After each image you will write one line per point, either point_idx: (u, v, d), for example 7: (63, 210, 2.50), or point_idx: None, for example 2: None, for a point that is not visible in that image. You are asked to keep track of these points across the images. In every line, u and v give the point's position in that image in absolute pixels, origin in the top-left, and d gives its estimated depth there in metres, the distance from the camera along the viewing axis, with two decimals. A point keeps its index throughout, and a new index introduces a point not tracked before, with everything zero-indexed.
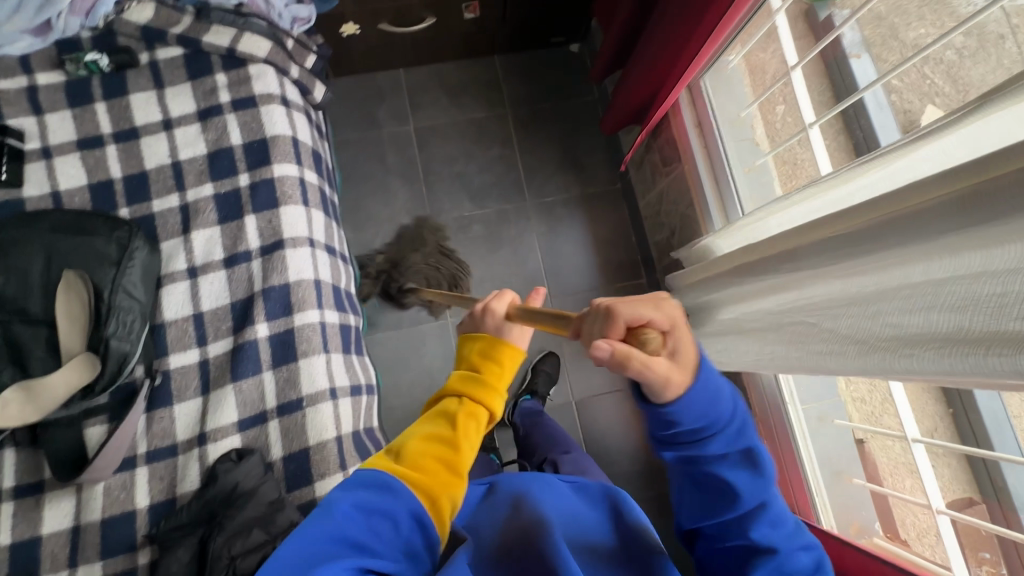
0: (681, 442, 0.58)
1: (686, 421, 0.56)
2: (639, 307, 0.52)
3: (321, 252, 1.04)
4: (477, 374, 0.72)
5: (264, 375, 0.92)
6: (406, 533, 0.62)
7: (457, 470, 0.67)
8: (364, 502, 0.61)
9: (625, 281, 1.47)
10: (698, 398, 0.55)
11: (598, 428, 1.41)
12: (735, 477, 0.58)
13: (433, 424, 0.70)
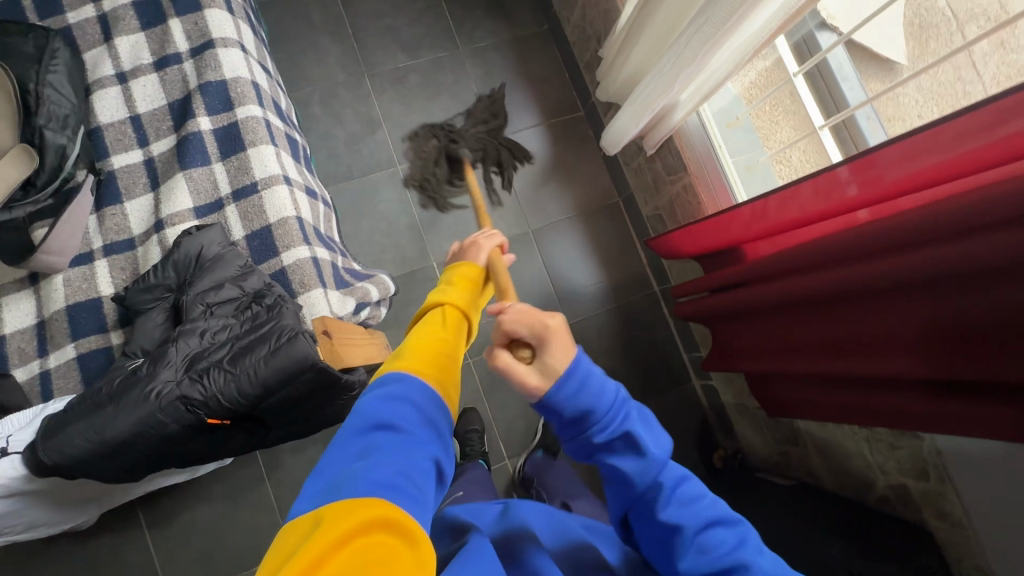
0: (571, 432, 0.54)
1: (567, 419, 0.53)
2: (525, 315, 0.53)
3: (254, 61, 1.02)
4: (454, 286, 0.68)
5: (214, 166, 0.93)
6: (429, 418, 0.51)
7: (456, 364, 0.60)
8: (386, 392, 0.51)
9: (563, 115, 1.53)
10: (569, 400, 0.52)
11: (558, 254, 1.47)
12: (624, 463, 0.54)
13: (425, 322, 0.63)
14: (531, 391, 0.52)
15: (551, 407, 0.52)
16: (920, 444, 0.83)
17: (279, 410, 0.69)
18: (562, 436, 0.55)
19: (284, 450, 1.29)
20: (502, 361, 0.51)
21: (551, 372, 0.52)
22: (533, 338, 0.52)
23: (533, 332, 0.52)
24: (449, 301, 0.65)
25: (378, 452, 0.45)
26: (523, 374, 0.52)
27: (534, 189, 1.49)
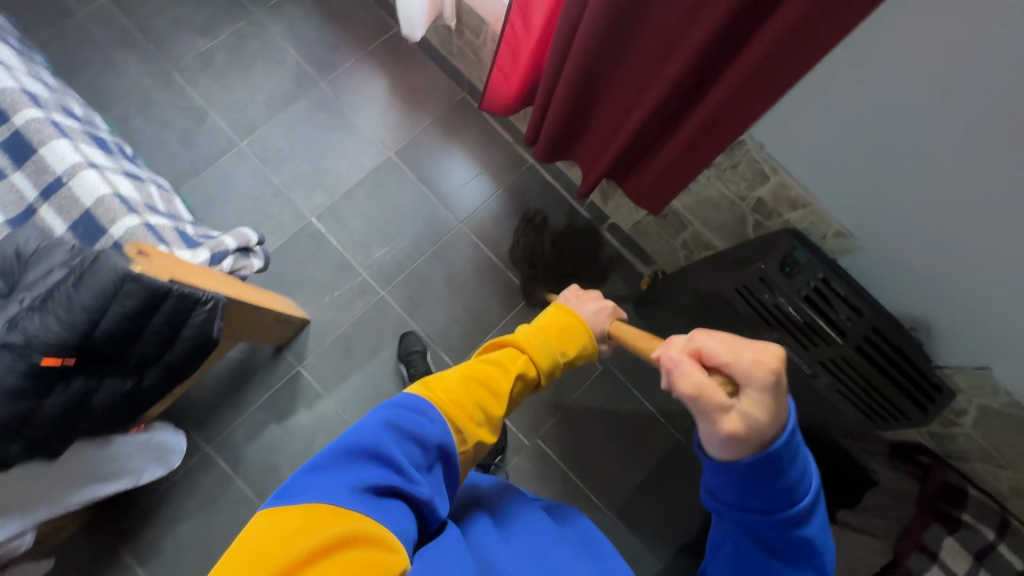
0: (749, 508, 0.51)
1: (752, 484, 0.50)
2: (732, 343, 0.47)
3: (21, 73, 0.98)
4: (547, 336, 0.71)
5: (12, 177, 0.91)
6: (429, 458, 0.61)
7: (493, 419, 0.67)
8: (393, 421, 0.60)
9: (380, 37, 1.53)
10: (752, 469, 0.49)
11: (427, 166, 1.48)
12: (781, 565, 0.53)
13: (487, 365, 0.68)
14: (714, 433, 0.48)
15: (746, 465, 0.48)
16: (746, 146, 0.90)
17: (128, 338, 0.69)
18: (720, 490, 0.53)
19: (241, 443, 1.29)
20: (687, 372, 0.47)
21: (749, 416, 0.47)
22: (734, 375, 0.47)
23: (742, 377, 0.47)
24: (531, 353, 0.70)
25: (364, 475, 0.55)
26: (716, 413, 0.47)
27: (381, 115, 1.49)
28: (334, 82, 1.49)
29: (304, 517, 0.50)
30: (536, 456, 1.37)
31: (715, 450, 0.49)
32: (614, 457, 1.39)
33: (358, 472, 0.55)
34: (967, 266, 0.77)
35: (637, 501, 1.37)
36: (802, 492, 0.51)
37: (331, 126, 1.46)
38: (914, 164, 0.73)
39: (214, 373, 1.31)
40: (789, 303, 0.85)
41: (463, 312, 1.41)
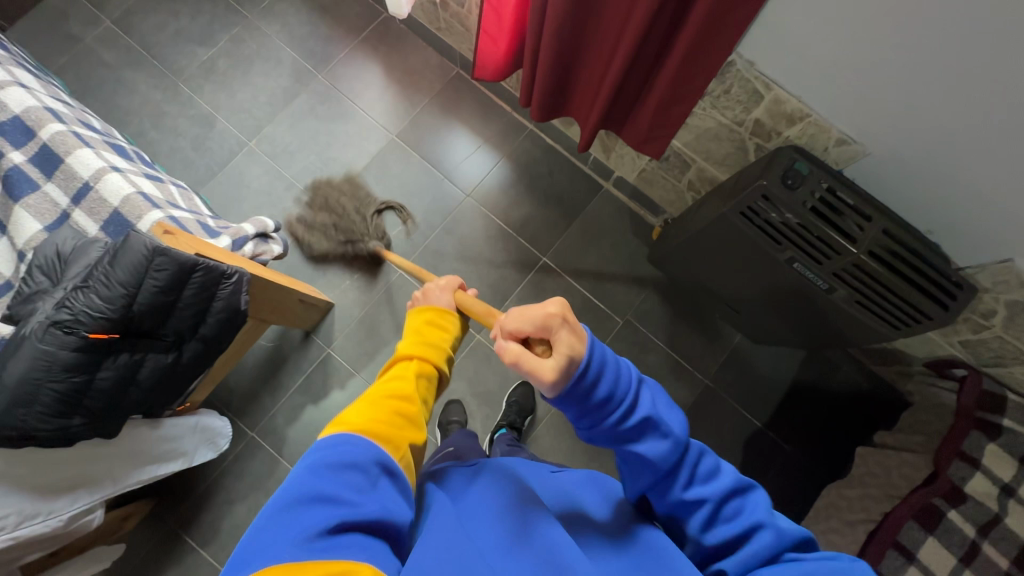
0: (594, 423, 0.56)
1: (587, 404, 0.55)
2: (522, 312, 0.57)
3: (40, 92, 1.04)
4: (423, 337, 0.71)
5: (45, 188, 0.97)
6: (377, 479, 0.55)
7: (416, 419, 0.65)
8: (320, 462, 0.54)
9: (369, 24, 1.56)
10: (578, 387, 0.54)
11: (428, 144, 1.51)
12: (639, 447, 0.55)
13: (391, 381, 0.66)
14: (539, 379, 0.54)
15: (571, 394, 0.55)
16: (735, 67, 0.90)
17: (163, 312, 0.74)
18: (579, 422, 0.57)
19: (283, 426, 1.35)
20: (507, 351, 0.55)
21: (563, 348, 0.55)
22: (538, 330, 0.56)
23: (541, 327, 0.56)
24: (420, 353, 0.69)
25: (307, 520, 0.48)
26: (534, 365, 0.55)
27: (379, 100, 1.52)
28: (330, 74, 1.53)
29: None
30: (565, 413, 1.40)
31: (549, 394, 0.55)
32: None
33: (301, 519, 0.48)
34: (974, 153, 0.75)
35: None
36: (622, 378, 0.56)
37: (333, 116, 1.51)
38: (906, 55, 0.71)
39: (250, 363, 1.37)
40: (796, 217, 0.85)
41: (478, 282, 1.44)
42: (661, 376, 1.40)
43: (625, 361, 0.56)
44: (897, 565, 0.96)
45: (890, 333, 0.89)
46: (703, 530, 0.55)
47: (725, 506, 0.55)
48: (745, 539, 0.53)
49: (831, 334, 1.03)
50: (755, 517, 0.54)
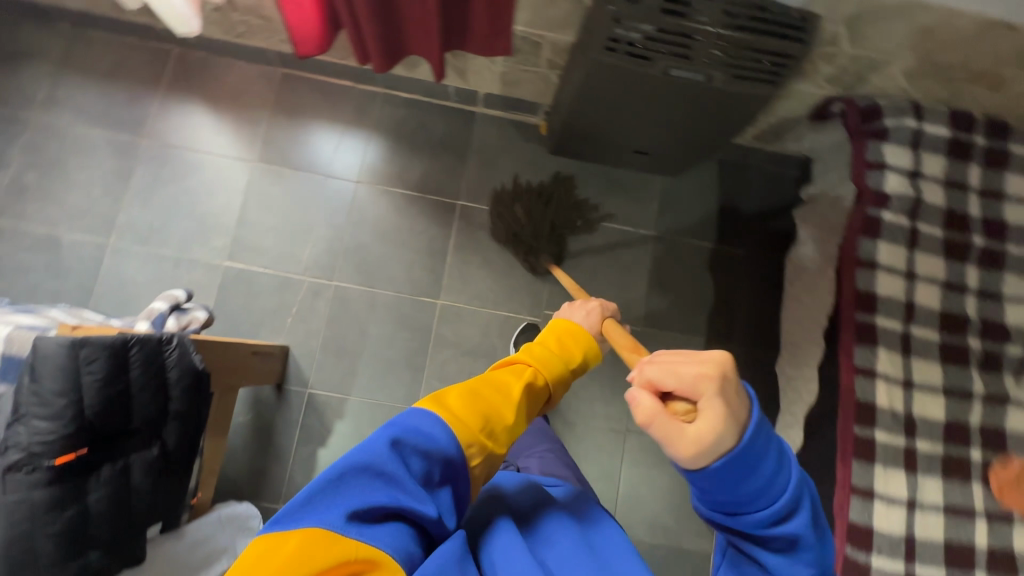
0: (732, 512, 0.57)
1: (731, 486, 0.55)
2: (672, 367, 0.55)
3: None
4: (549, 349, 0.72)
5: None
6: (434, 478, 0.58)
7: (503, 434, 0.63)
8: (401, 436, 0.57)
9: (165, 65, 1.42)
10: (732, 473, 0.54)
11: (291, 151, 1.43)
12: (771, 559, 0.58)
13: (500, 377, 0.66)
14: (678, 447, 0.53)
15: (716, 468, 0.54)
16: None
17: (120, 406, 0.67)
18: (700, 494, 0.58)
19: (305, 482, 1.29)
20: (649, 411, 0.53)
21: (715, 417, 0.53)
22: (684, 391, 0.54)
23: (691, 387, 0.54)
24: (538, 362, 0.69)
25: (368, 496, 0.53)
26: (676, 429, 0.52)
27: (218, 134, 1.42)
28: (154, 134, 1.40)
29: (302, 543, 0.48)
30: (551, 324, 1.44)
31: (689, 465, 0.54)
32: (610, 283, 1.48)
33: (362, 493, 0.53)
34: None
35: (649, 301, 1.49)
36: (790, 484, 0.57)
37: (182, 173, 1.39)
38: None
39: (239, 445, 1.29)
40: (653, 25, 0.90)
41: (413, 253, 1.43)
42: (610, 249, 1.49)
43: (795, 461, 0.57)
44: (869, 277, 1.08)
45: (771, 92, 0.98)
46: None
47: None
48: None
49: (727, 123, 1.11)
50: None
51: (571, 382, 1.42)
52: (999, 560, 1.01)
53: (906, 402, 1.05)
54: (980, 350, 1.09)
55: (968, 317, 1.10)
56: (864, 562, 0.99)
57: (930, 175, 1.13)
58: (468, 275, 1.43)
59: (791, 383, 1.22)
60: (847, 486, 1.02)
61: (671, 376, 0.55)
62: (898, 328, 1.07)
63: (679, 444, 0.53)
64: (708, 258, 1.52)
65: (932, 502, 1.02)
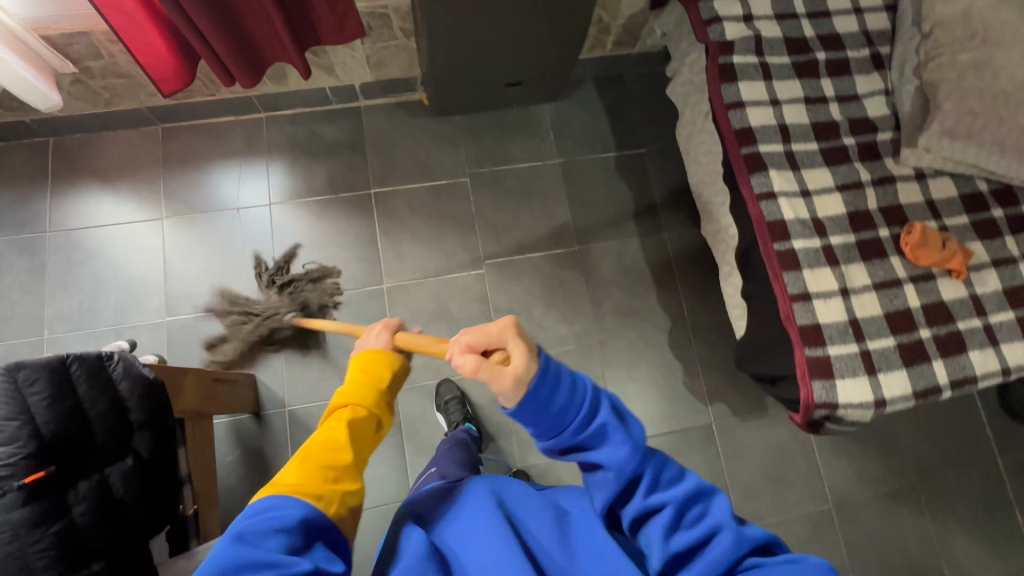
0: (555, 435, 0.68)
1: (547, 408, 0.66)
2: (478, 327, 0.66)
3: None
4: (359, 385, 0.74)
5: None
6: (306, 538, 0.61)
7: (349, 472, 0.68)
8: (240, 531, 0.58)
9: (44, 156, 1.44)
10: (543, 396, 0.66)
11: (196, 198, 1.47)
12: (596, 455, 0.68)
13: (323, 437, 0.69)
14: (501, 381, 0.64)
15: (535, 401, 0.66)
16: None
17: (77, 422, 0.69)
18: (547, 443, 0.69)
19: None
20: (472, 363, 0.62)
21: (519, 355, 0.65)
22: (495, 343, 0.66)
23: (498, 337, 0.67)
24: (353, 399, 0.72)
25: None
26: (499, 369, 0.64)
27: (120, 204, 1.45)
28: (57, 224, 1.41)
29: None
30: (495, 271, 1.51)
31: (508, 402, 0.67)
32: (535, 217, 1.56)
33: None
34: None
35: (576, 220, 1.57)
36: (576, 386, 0.69)
37: (96, 250, 1.41)
38: None
39: (237, 482, 1.30)
40: None
41: (344, 251, 1.47)
42: (525, 186, 1.58)
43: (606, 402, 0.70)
44: (741, 115, 1.18)
45: None
46: (668, 536, 0.64)
47: (687, 513, 0.66)
48: (701, 550, 0.63)
49: (570, 29, 1.21)
50: (715, 521, 0.64)
51: (533, 315, 1.49)
52: (934, 312, 1.11)
53: (810, 208, 1.15)
54: (857, 145, 1.21)
55: (836, 121, 1.21)
56: (824, 355, 1.07)
57: (762, 14, 1.25)
58: (403, 253, 1.49)
59: (717, 238, 1.31)
60: (786, 298, 1.10)
61: (473, 336, 0.66)
62: (781, 149, 1.17)
63: (503, 378, 0.64)
64: (614, 165, 1.63)
65: (861, 284, 1.11)
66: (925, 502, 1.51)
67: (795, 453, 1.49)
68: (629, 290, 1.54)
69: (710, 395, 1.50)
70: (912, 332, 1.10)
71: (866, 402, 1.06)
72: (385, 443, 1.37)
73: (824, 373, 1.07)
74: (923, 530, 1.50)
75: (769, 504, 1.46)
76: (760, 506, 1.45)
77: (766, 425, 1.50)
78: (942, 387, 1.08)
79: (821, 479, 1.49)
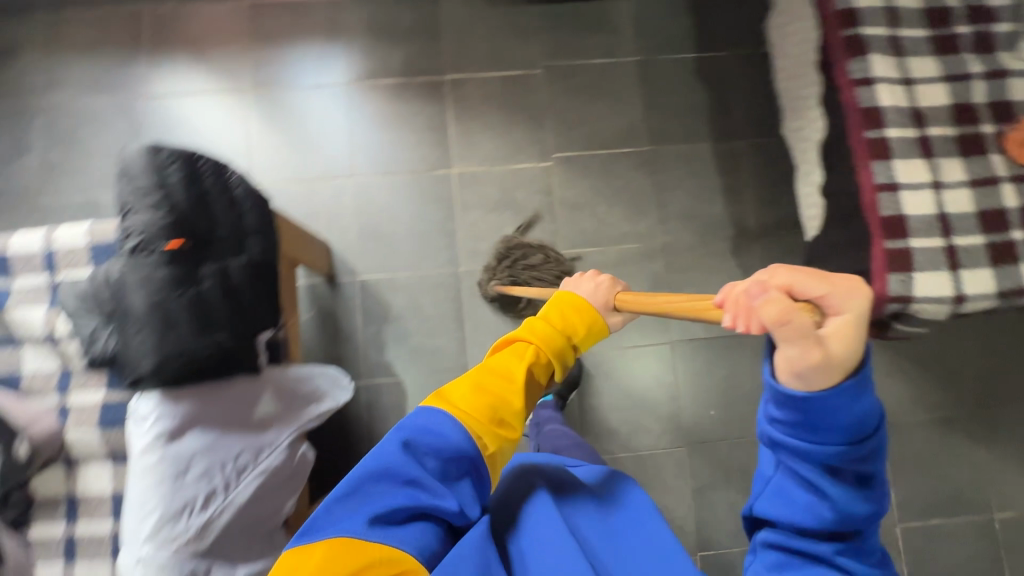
0: (823, 441, 0.58)
1: (844, 414, 0.57)
2: (823, 280, 0.55)
3: None
4: (555, 323, 0.75)
5: (15, 283, 0.94)
6: (449, 471, 0.70)
7: (515, 419, 0.72)
8: (410, 437, 0.69)
9: (140, 23, 1.51)
10: (850, 403, 0.56)
11: (278, 74, 1.52)
12: (835, 490, 0.59)
13: (500, 364, 0.73)
14: (806, 350, 0.54)
15: (836, 394, 0.56)
16: None
17: (204, 210, 0.76)
18: (799, 435, 0.59)
19: (379, 355, 1.41)
20: (794, 317, 0.52)
21: (844, 338, 0.55)
22: (828, 303, 0.55)
23: (836, 303, 0.55)
24: (540, 339, 0.74)
25: (387, 498, 0.66)
26: (812, 335, 0.54)
27: (207, 74, 1.51)
28: (150, 90, 1.49)
29: (326, 553, 0.61)
30: (562, 164, 1.51)
31: (802, 385, 0.57)
32: (606, 114, 1.54)
33: (383, 494, 0.66)
34: None
35: (648, 119, 1.54)
36: (875, 417, 0.58)
37: (186, 117, 1.49)
38: None
39: (312, 339, 1.41)
40: None
41: (416, 134, 1.51)
42: (599, 81, 1.55)
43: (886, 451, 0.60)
44: None
45: None
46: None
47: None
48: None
49: None
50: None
51: (598, 212, 1.50)
52: None
53: (910, 97, 1.09)
54: (972, 34, 1.12)
55: (952, 7, 1.13)
56: (904, 248, 1.05)
57: None
58: (473, 139, 1.51)
59: (800, 134, 1.26)
60: (871, 186, 1.07)
61: (799, 285, 0.55)
62: (886, 33, 1.11)
63: (810, 348, 0.54)
64: (693, 65, 1.57)
65: (955, 180, 1.07)
66: (982, 433, 1.48)
67: None
68: (696, 194, 1.52)
69: None
70: (1003, 232, 1.05)
71: (943, 298, 1.04)
72: (447, 317, 1.43)
73: (903, 266, 1.05)
74: (975, 458, 1.47)
75: None
76: None
77: None
78: None
79: None
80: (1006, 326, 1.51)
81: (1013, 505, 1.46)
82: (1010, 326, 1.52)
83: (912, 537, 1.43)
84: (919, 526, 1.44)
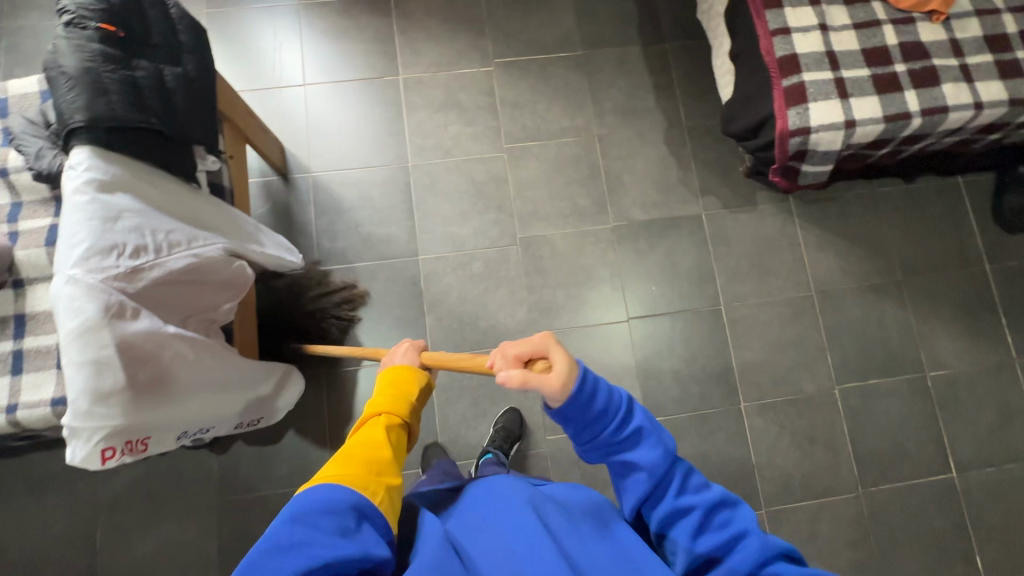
0: (587, 427, 0.73)
1: (585, 411, 0.72)
2: (523, 340, 0.73)
3: None
4: (395, 394, 0.78)
5: None
6: (354, 523, 0.60)
7: (391, 467, 0.69)
8: (299, 513, 0.58)
9: None
10: (582, 393, 0.72)
11: None
12: (629, 452, 0.72)
13: (367, 433, 0.72)
14: (549, 388, 0.70)
15: (577, 399, 0.71)
16: None
17: (139, 13, 0.84)
18: (579, 436, 0.74)
19: (332, 245, 1.48)
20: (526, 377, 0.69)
21: (561, 364, 0.71)
22: (539, 351, 0.73)
23: (542, 346, 0.73)
24: (387, 408, 0.76)
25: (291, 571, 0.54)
26: (543, 378, 0.70)
27: None
28: None
29: None
30: (501, 68, 1.61)
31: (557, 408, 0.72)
32: (542, 24, 1.65)
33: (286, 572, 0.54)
34: None
35: (581, 28, 1.66)
36: (613, 394, 0.74)
37: None
38: None
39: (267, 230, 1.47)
40: None
41: (364, 45, 1.61)
42: None
43: (637, 403, 0.75)
44: None
45: None
46: (695, 537, 0.67)
47: (714, 517, 0.68)
48: (729, 553, 0.65)
49: None
50: (743, 526, 0.66)
51: (537, 109, 1.60)
52: (911, 50, 1.17)
53: None
54: None
55: None
56: (799, 82, 1.15)
57: None
58: (418, 48, 1.61)
59: (710, 12, 1.38)
60: (768, 34, 1.18)
61: (517, 349, 0.73)
62: None
63: (553, 387, 0.70)
64: None
65: (841, 23, 1.18)
66: (908, 297, 1.57)
67: (781, 245, 1.57)
68: (629, 92, 1.63)
69: (702, 189, 1.59)
70: (887, 65, 1.16)
71: (837, 124, 1.14)
72: (397, 208, 1.51)
73: (799, 99, 1.15)
74: (904, 321, 1.55)
75: (753, 287, 1.54)
76: (743, 288, 1.54)
77: (755, 219, 1.58)
78: (912, 113, 1.14)
79: (805, 269, 1.56)
80: (922, 201, 1.62)
81: (942, 363, 1.54)
82: (927, 201, 1.62)
83: (849, 397, 1.50)
84: (857, 386, 1.51)
